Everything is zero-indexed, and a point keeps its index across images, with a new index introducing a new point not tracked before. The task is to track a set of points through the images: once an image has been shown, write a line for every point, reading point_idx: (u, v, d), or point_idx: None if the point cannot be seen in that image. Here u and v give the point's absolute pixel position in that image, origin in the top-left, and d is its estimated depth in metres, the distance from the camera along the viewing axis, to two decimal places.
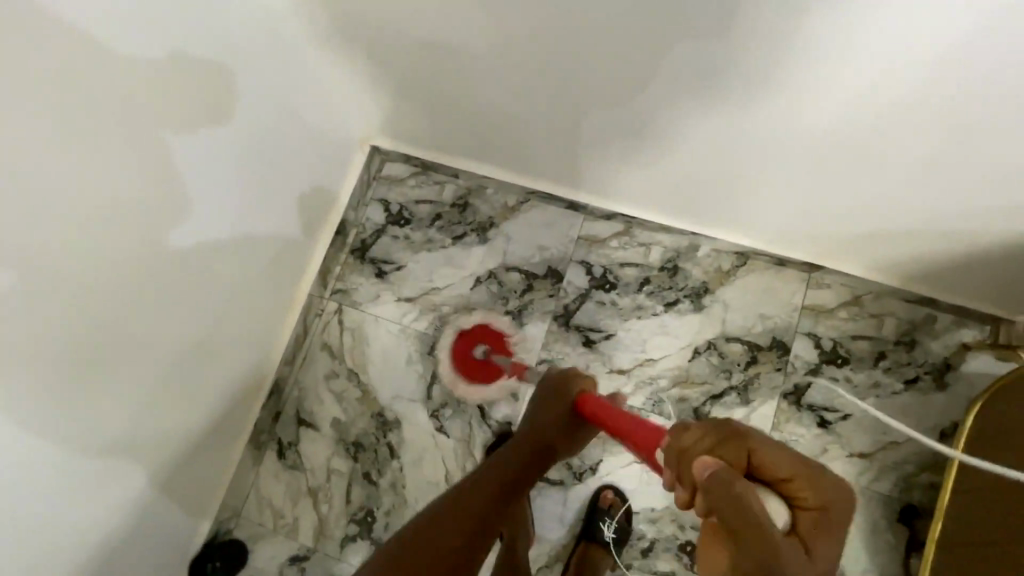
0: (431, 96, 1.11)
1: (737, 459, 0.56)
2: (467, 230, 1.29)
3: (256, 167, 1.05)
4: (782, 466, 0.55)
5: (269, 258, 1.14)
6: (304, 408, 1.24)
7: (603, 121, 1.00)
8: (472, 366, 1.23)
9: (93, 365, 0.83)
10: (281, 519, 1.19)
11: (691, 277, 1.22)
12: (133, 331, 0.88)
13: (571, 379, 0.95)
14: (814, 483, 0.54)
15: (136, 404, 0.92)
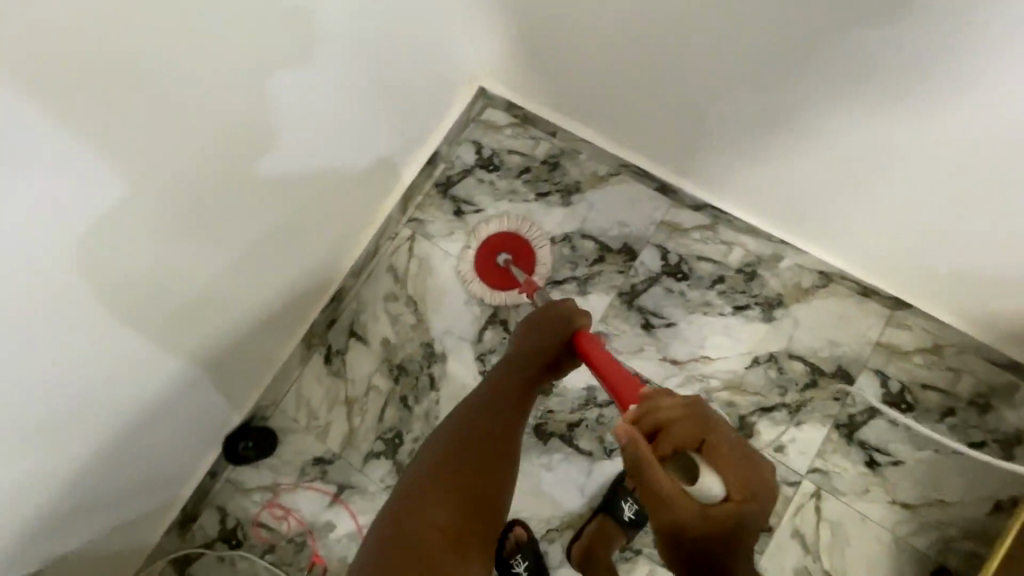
0: (561, 52, 1.09)
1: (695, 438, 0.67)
2: (553, 189, 1.29)
3: (378, 84, 1.06)
4: (720, 455, 0.66)
5: (364, 172, 1.16)
6: (359, 321, 1.27)
7: (736, 111, 0.96)
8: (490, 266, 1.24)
9: (201, 238, 0.84)
10: (315, 420, 1.23)
11: (768, 286, 1.19)
12: (247, 212, 0.90)
13: (574, 313, 0.96)
14: (741, 471, 0.66)
15: (229, 280, 0.94)
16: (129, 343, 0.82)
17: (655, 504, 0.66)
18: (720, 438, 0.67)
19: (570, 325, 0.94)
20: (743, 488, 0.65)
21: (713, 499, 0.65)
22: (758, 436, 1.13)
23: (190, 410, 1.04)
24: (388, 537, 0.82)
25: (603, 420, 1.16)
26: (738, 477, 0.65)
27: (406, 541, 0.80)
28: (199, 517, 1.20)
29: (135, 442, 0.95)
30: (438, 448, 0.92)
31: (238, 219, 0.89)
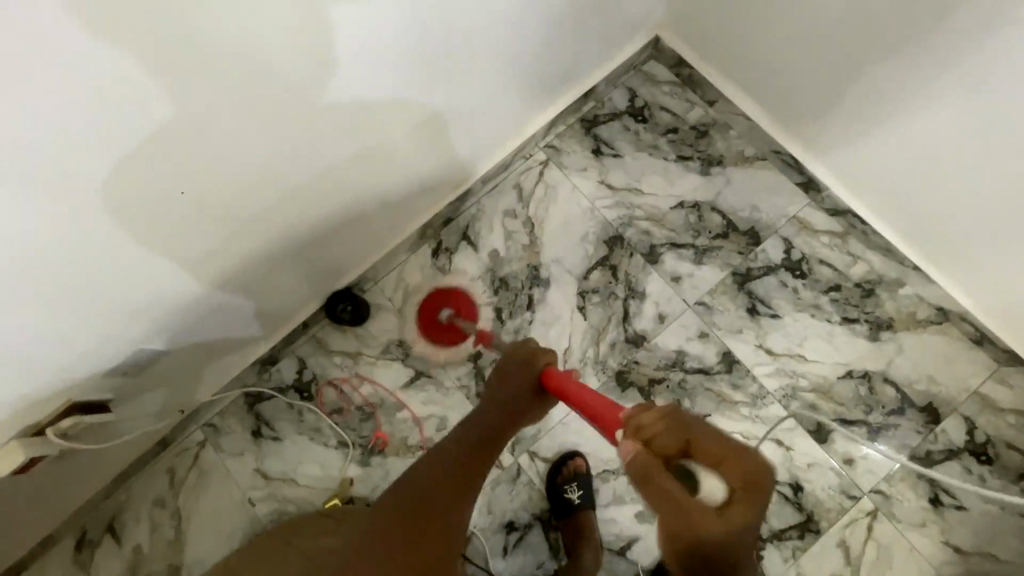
0: (771, 16, 1.06)
1: (674, 441, 0.59)
2: (695, 155, 1.29)
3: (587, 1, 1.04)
4: (703, 448, 0.57)
5: (531, 83, 1.15)
6: (474, 227, 1.28)
7: (938, 118, 0.94)
8: (434, 326, 1.24)
9: (395, 80, 0.87)
10: (408, 306, 1.25)
11: (882, 308, 1.19)
12: (437, 74, 0.93)
13: (532, 354, 0.89)
14: (735, 455, 0.55)
15: (398, 133, 0.97)
16: (313, 154, 0.86)
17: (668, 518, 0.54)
18: (706, 432, 0.58)
19: (531, 369, 0.88)
20: (748, 481, 0.54)
21: (719, 496, 0.54)
22: (832, 443, 1.14)
23: (316, 254, 1.06)
24: None
25: (685, 386, 1.18)
26: (731, 458, 0.55)
27: None
28: (279, 362, 1.23)
29: (281, 258, 0.99)
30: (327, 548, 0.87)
31: (434, 82, 0.94)
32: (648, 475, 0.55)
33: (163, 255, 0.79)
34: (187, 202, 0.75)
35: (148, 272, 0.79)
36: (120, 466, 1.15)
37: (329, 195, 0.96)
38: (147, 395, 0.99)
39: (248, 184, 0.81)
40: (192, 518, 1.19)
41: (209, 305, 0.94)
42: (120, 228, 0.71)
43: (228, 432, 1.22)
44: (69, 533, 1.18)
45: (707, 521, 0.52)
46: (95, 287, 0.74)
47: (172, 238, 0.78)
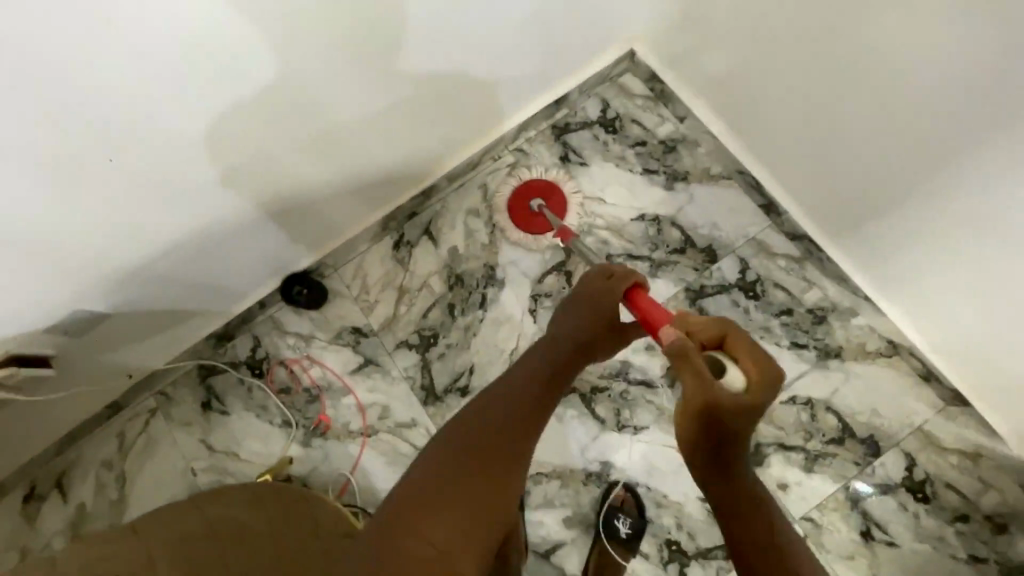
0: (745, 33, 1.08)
1: (709, 334, 0.72)
2: (661, 169, 1.30)
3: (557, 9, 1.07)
4: (738, 349, 0.70)
5: (501, 85, 1.16)
6: (437, 223, 1.30)
7: (900, 142, 0.94)
8: (527, 215, 1.27)
9: (359, 71, 0.92)
10: (365, 295, 1.28)
11: (832, 336, 1.18)
12: (399, 70, 0.96)
13: (613, 287, 0.91)
14: (752, 355, 0.69)
15: (361, 124, 1.01)
16: (265, 134, 0.90)
17: (693, 387, 0.67)
18: (741, 335, 0.71)
19: (608, 296, 0.91)
20: (763, 378, 0.68)
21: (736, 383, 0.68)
22: (768, 467, 1.13)
23: (270, 233, 1.09)
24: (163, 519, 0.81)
25: (627, 396, 1.18)
26: (751, 360, 0.69)
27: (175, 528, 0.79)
28: (234, 339, 1.26)
29: (230, 234, 1.02)
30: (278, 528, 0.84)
31: (397, 76, 0.97)
32: (686, 354, 0.68)
33: (75, 213, 0.80)
34: (92, 160, 0.76)
35: (64, 229, 0.80)
36: (69, 425, 1.18)
37: (282, 177, 0.99)
38: (88, 354, 1.02)
39: (173, 154, 0.82)
40: (135, 482, 1.22)
41: (151, 271, 0.96)
42: (22, 178, 0.72)
43: (179, 402, 1.25)
44: (19, 485, 1.22)
45: (719, 392, 0.66)
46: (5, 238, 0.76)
47: (88, 198, 0.79)
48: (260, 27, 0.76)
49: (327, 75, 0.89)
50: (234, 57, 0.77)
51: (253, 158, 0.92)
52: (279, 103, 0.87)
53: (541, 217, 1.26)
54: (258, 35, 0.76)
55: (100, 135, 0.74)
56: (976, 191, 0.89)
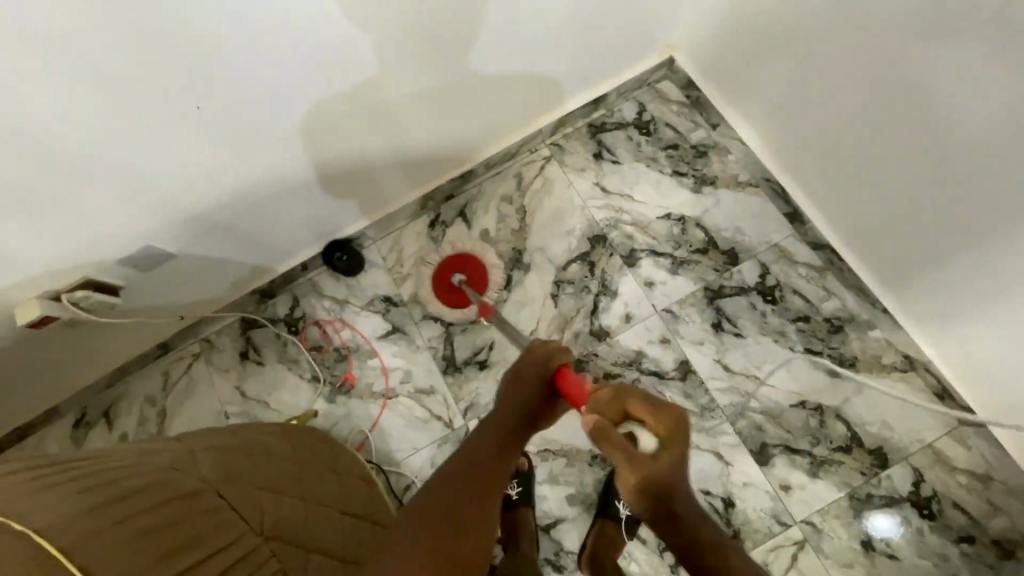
0: (781, 47, 1.12)
1: (611, 408, 0.74)
2: (690, 173, 1.35)
3: (603, 13, 1.14)
4: (638, 409, 0.72)
5: (542, 81, 1.23)
6: (471, 206, 1.38)
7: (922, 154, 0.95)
8: (444, 288, 1.27)
9: (415, 57, 1.01)
10: (398, 267, 1.36)
11: (848, 346, 1.20)
12: (453, 60, 1.05)
13: (548, 353, 0.83)
14: (659, 412, 0.71)
15: (412, 105, 1.10)
16: (326, 104, 1.00)
17: (620, 468, 0.69)
18: (637, 398, 0.72)
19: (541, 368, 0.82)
20: (675, 427, 0.70)
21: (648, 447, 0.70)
22: (772, 467, 1.15)
23: (319, 198, 1.19)
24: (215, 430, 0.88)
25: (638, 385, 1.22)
26: (660, 417, 0.70)
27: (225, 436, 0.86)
28: (276, 297, 1.36)
29: (283, 193, 1.12)
30: (302, 459, 0.92)
31: (449, 65, 1.06)
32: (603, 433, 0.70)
33: (145, 149, 0.89)
34: (173, 108, 0.86)
35: (136, 164, 0.90)
36: (122, 359, 1.30)
37: (336, 145, 1.09)
38: (150, 290, 1.13)
39: (237, 106, 0.91)
40: (173, 419, 1.32)
41: (208, 217, 1.07)
42: (104, 110, 0.81)
43: (220, 349, 1.35)
44: (72, 411, 1.33)
45: (641, 461, 0.68)
46: (85, 164, 0.85)
47: (158, 137, 0.88)
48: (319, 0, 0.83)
49: (387, 57, 0.98)
50: (300, 28, 0.85)
51: (313, 126, 1.02)
52: (342, 79, 0.97)
53: (461, 294, 1.26)
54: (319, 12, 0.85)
55: (192, 92, 0.85)
56: (990, 211, 0.90)
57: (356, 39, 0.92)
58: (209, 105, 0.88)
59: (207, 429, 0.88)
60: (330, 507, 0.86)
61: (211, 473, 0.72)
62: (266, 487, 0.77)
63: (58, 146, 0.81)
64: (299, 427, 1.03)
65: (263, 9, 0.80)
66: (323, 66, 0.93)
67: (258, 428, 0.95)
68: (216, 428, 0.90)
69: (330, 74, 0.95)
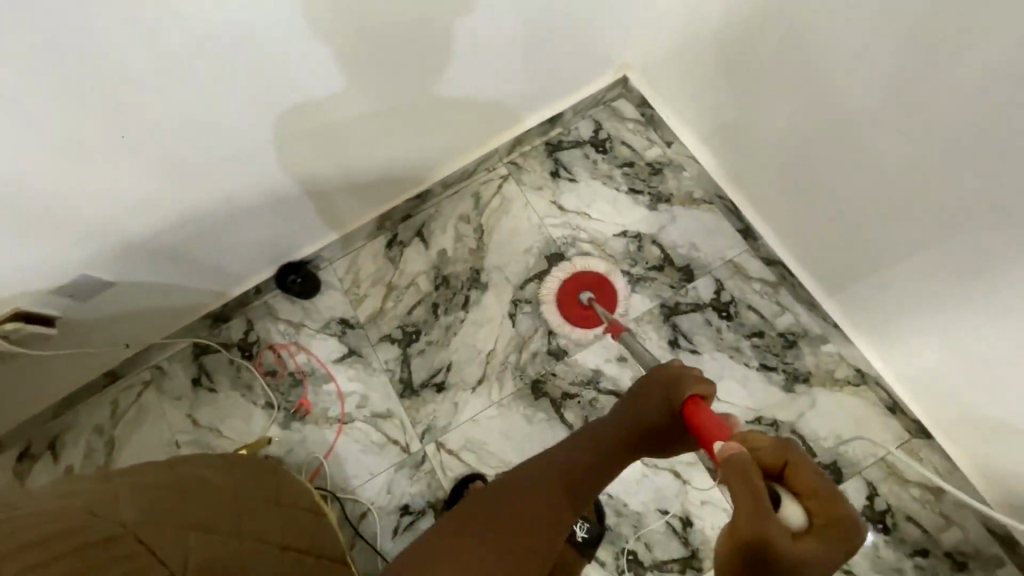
0: (725, 66, 1.15)
1: (771, 461, 0.59)
2: (645, 190, 1.36)
3: (549, 36, 1.15)
4: (802, 479, 0.56)
5: (496, 101, 1.23)
6: (429, 226, 1.38)
7: (867, 171, 0.96)
8: (572, 305, 1.25)
9: (358, 81, 1.00)
10: (355, 288, 1.34)
11: (802, 360, 1.21)
12: (398, 84, 1.05)
13: (685, 379, 0.77)
14: (832, 501, 0.54)
15: (359, 128, 1.09)
16: (268, 129, 0.99)
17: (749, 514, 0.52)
18: (809, 465, 0.57)
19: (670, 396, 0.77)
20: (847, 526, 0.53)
21: (795, 523, 0.54)
22: None
23: (268, 222, 1.17)
24: (147, 465, 0.85)
25: (597, 404, 1.22)
26: (827, 507, 0.54)
27: (156, 472, 0.83)
28: (229, 321, 1.33)
29: (229, 216, 1.10)
30: (243, 491, 0.89)
31: (396, 88, 1.06)
32: (745, 468, 0.56)
33: (74, 175, 0.86)
34: (103, 135, 0.84)
35: (66, 190, 0.88)
36: (67, 390, 1.26)
37: (282, 169, 1.08)
38: (91, 319, 1.10)
39: (173, 129, 0.89)
40: (121, 450, 1.28)
41: (150, 244, 1.04)
42: (27, 137, 0.79)
43: (171, 376, 1.32)
44: (15, 445, 1.28)
45: (782, 535, 0.50)
46: (12, 194, 0.83)
47: (90, 163, 0.86)
48: (251, 24, 0.82)
49: (329, 82, 0.97)
50: (236, 52, 0.84)
51: (257, 151, 1.01)
52: (284, 104, 0.96)
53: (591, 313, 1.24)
54: (252, 32, 0.83)
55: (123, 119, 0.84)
56: (924, 229, 0.92)
57: (294, 66, 0.91)
58: (143, 132, 0.87)
59: (139, 465, 0.85)
60: (269, 543, 0.83)
61: (132, 512, 0.70)
62: (197, 525, 0.74)
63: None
64: (245, 458, 1.00)
65: (192, 37, 0.79)
66: (261, 92, 0.92)
67: (198, 460, 0.92)
68: (151, 463, 0.87)
69: (269, 99, 0.94)
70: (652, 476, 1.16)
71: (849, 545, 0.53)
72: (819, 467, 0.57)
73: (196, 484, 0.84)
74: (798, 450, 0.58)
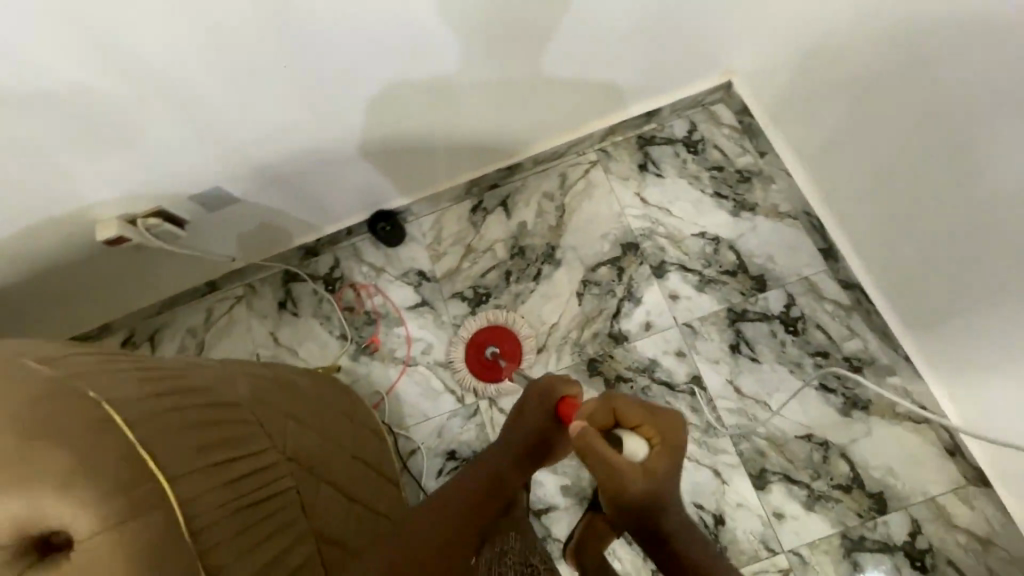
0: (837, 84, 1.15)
1: (603, 420, 0.71)
2: (731, 196, 1.37)
3: (664, 32, 1.18)
4: (627, 415, 0.70)
5: (600, 87, 1.28)
6: (514, 198, 1.44)
7: (968, 208, 0.95)
8: (477, 359, 1.31)
9: (483, 49, 1.07)
10: (436, 245, 1.43)
11: (864, 388, 1.20)
12: (517, 57, 1.11)
13: (553, 384, 0.84)
14: (654, 419, 0.69)
15: (472, 93, 1.16)
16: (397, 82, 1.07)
17: (611, 478, 0.65)
18: (627, 401, 0.70)
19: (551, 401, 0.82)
20: (667, 441, 0.69)
21: (638, 452, 0.68)
22: (767, 494, 1.16)
23: (374, 168, 1.26)
24: (256, 364, 0.93)
25: (649, 392, 1.25)
26: (653, 423, 0.69)
27: (264, 372, 0.91)
28: (319, 255, 1.45)
29: (343, 157, 1.20)
30: (325, 413, 0.96)
31: (513, 61, 1.12)
32: (590, 448, 0.65)
33: (230, 96, 0.97)
34: (258, 65, 0.94)
35: (219, 108, 0.99)
36: (172, 291, 1.40)
37: (398, 122, 1.16)
38: (211, 228, 1.23)
39: (314, 68, 0.98)
40: (210, 352, 1.41)
41: (273, 171, 1.16)
42: (202, 55, 0.89)
43: (261, 295, 1.44)
44: (121, 331, 1.44)
45: (629, 477, 0.65)
46: (179, 103, 0.95)
47: (241, 88, 0.97)
48: None
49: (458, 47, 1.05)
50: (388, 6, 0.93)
51: (382, 102, 1.10)
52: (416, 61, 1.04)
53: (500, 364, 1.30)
54: None
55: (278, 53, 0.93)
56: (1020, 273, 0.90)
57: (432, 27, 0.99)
58: (292, 68, 0.97)
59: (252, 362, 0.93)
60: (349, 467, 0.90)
61: (243, 396, 0.77)
62: (290, 421, 0.82)
63: (157, 81, 0.90)
64: (324, 375, 1.10)
65: None
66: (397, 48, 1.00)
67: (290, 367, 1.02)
68: (262, 364, 0.94)
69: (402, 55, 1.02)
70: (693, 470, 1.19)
71: (678, 443, 0.68)
72: (635, 395, 0.71)
73: (293, 395, 0.90)
74: (618, 395, 0.70)
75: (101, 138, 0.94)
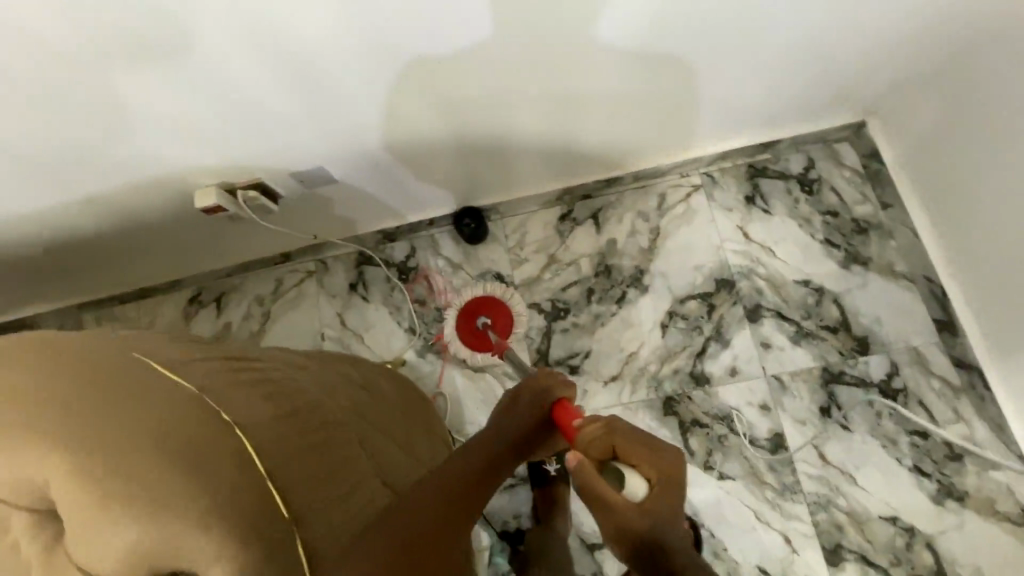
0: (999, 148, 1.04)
1: (602, 452, 0.67)
2: (843, 246, 1.27)
3: (813, 63, 1.08)
4: (626, 449, 0.65)
5: (726, 112, 1.18)
6: (606, 212, 1.36)
7: None
8: (469, 329, 1.27)
9: (621, 58, 0.99)
10: (518, 249, 1.37)
11: (962, 477, 1.11)
12: (653, 71, 1.03)
13: (551, 383, 0.82)
14: (655, 457, 0.64)
15: (596, 103, 1.09)
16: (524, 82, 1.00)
17: (600, 511, 0.62)
18: (625, 433, 0.66)
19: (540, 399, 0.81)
20: (664, 474, 0.63)
21: (639, 492, 0.62)
22: (839, 571, 1.09)
23: (474, 164, 1.20)
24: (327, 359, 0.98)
25: (725, 442, 1.18)
26: (654, 460, 0.64)
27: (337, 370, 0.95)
28: (396, 241, 1.40)
29: (446, 150, 1.13)
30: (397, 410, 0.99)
31: (648, 74, 1.04)
32: (584, 480, 0.63)
33: (355, 80, 0.92)
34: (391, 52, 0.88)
35: (341, 91, 0.94)
36: (246, 257, 1.38)
37: (512, 121, 1.09)
38: (303, 203, 1.20)
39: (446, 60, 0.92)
40: (274, 324, 1.39)
41: (376, 156, 1.10)
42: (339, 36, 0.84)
43: (333, 273, 1.41)
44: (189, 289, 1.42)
45: (621, 512, 0.60)
46: (304, 81, 0.90)
47: (369, 73, 0.91)
48: None
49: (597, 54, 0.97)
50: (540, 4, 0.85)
51: (504, 101, 1.04)
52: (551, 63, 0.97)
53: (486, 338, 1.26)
54: None
55: (417, 42, 0.87)
56: None
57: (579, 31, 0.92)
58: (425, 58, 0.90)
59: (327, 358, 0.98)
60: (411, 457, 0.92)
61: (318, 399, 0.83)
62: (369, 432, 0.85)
63: (288, 56, 0.86)
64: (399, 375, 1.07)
65: None
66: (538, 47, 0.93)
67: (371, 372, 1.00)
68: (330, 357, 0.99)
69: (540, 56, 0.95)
70: (762, 532, 1.13)
71: (679, 486, 0.63)
72: (635, 426, 0.66)
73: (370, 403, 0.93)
74: (619, 424, 0.67)
75: (223, 108, 0.92)
